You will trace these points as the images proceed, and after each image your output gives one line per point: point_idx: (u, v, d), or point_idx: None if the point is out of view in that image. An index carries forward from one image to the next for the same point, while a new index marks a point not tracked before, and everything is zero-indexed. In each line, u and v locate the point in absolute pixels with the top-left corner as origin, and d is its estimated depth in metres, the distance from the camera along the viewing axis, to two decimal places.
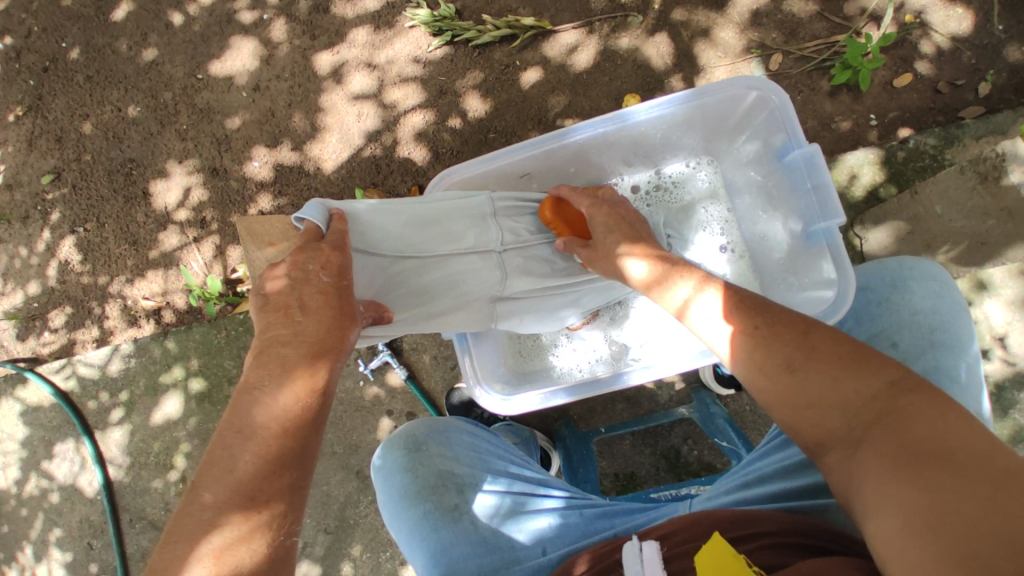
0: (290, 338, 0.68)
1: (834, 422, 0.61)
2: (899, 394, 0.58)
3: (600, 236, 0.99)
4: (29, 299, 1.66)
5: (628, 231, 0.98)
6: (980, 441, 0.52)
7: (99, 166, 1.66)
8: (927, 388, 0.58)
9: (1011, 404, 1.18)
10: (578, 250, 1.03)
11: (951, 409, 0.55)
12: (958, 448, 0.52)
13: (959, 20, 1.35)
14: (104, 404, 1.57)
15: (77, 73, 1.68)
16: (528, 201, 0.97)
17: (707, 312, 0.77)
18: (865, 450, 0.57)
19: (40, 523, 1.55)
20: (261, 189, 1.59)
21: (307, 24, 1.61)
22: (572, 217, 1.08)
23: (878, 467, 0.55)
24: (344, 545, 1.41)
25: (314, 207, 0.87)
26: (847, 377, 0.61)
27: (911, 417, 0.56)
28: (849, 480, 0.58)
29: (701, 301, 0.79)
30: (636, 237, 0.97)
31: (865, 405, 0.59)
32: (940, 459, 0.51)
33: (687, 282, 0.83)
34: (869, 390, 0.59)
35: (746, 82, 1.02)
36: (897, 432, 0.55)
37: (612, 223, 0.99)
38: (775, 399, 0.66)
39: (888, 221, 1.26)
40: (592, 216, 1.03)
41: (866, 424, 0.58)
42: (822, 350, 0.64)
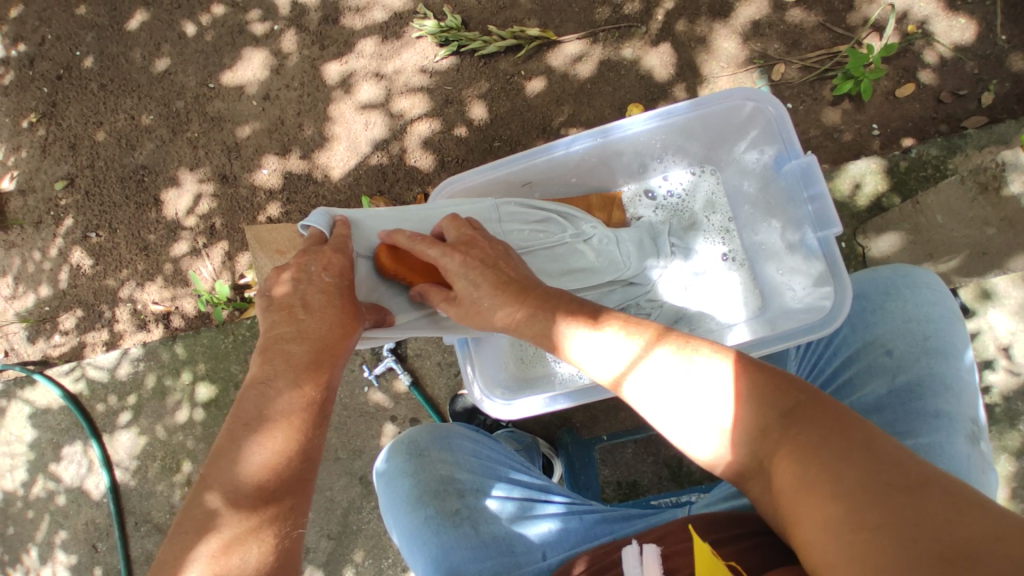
0: (295, 334, 0.69)
1: (748, 451, 0.62)
2: (794, 416, 0.60)
3: (463, 288, 0.85)
4: (41, 302, 1.69)
5: (494, 278, 0.85)
6: (874, 449, 0.54)
7: (111, 172, 1.69)
8: (820, 400, 0.60)
9: (1017, 415, 1.17)
10: (439, 303, 0.89)
11: (845, 420, 0.57)
12: (853, 460, 0.53)
13: (963, 30, 1.35)
14: (112, 407, 1.58)
15: (91, 81, 1.72)
16: (433, 250, 0.86)
17: (689, 381, 0.67)
18: (775, 478, 0.58)
19: (47, 524, 1.57)
20: (270, 197, 1.62)
21: (316, 35, 1.64)
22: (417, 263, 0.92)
23: (789, 497, 0.56)
24: (347, 550, 1.41)
25: (319, 215, 0.88)
26: (750, 405, 0.62)
27: (807, 436, 0.57)
28: (774, 506, 0.58)
29: (676, 364, 0.68)
30: (504, 284, 0.85)
31: (769, 431, 0.60)
32: (846, 475, 0.53)
33: (635, 338, 0.74)
34: (768, 416, 0.61)
35: (743, 93, 1.03)
36: (800, 452, 0.57)
37: (474, 272, 0.85)
38: (699, 444, 0.66)
39: (890, 230, 1.26)
40: (444, 267, 0.86)
41: (772, 451, 0.59)
42: (722, 382, 0.65)
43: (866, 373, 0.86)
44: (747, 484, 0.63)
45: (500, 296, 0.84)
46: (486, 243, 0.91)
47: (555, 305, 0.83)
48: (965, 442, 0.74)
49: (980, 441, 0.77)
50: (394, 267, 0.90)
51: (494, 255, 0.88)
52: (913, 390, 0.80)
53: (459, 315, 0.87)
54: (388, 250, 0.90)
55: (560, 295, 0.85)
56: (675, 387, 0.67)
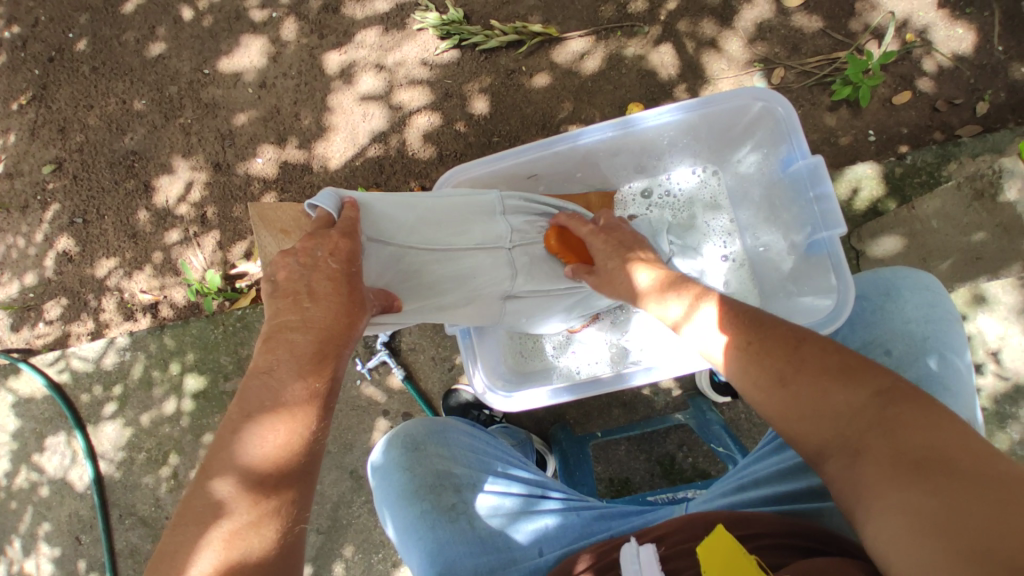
0: (299, 323, 0.68)
1: (830, 430, 0.62)
2: (890, 403, 0.59)
3: (603, 262, 0.98)
4: (25, 290, 1.65)
5: (630, 253, 0.97)
6: (974, 447, 0.53)
7: (101, 158, 1.66)
8: (921, 394, 0.59)
9: (1005, 419, 1.20)
10: (584, 277, 1.02)
11: (948, 418, 0.56)
12: (954, 456, 0.52)
13: (960, 39, 1.38)
14: (98, 397, 1.55)
15: (83, 64, 1.68)
16: (586, 228, 1.03)
17: (698, 327, 0.79)
18: (861, 458, 0.58)
19: (29, 515, 1.54)
20: (265, 187, 1.60)
21: (315, 24, 1.62)
22: (576, 243, 1.07)
23: (874, 478, 0.56)
24: (336, 545, 1.40)
25: (328, 195, 0.86)
26: (837, 388, 0.62)
27: (904, 423, 0.57)
28: (852, 485, 0.58)
29: (700, 319, 0.79)
30: (642, 258, 0.96)
31: (857, 414, 0.60)
32: (940, 469, 0.52)
33: (682, 300, 0.84)
34: (859, 399, 0.60)
35: (753, 92, 1.04)
36: (896, 440, 0.56)
37: (611, 249, 0.99)
38: (773, 411, 0.67)
39: (885, 234, 1.28)
40: (592, 244, 1.01)
41: (861, 433, 0.59)
42: (812, 359, 0.65)
43: None
44: (823, 462, 0.63)
45: (631, 265, 0.94)
46: (628, 228, 1.03)
47: (629, 255, 0.96)
48: None
49: None
50: (562, 250, 1.05)
51: (630, 236, 1.01)
52: None
53: (596, 283, 0.99)
54: (557, 234, 1.05)
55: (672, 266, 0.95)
56: (699, 338, 0.78)
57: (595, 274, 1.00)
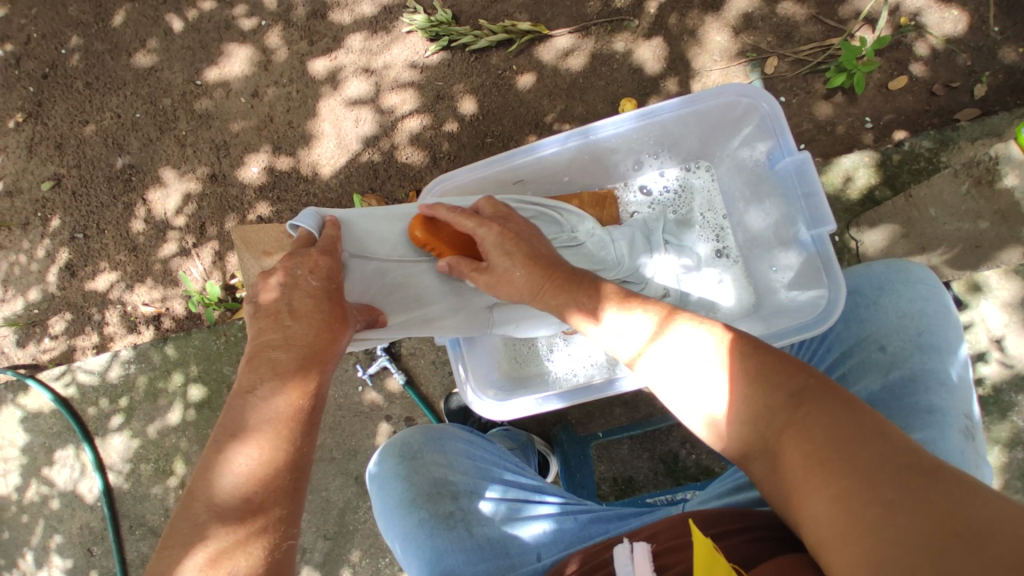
0: (282, 341, 0.68)
1: (750, 436, 0.59)
2: (800, 397, 0.57)
3: (497, 259, 0.88)
4: (30, 306, 1.66)
5: (528, 250, 0.88)
6: (878, 438, 0.51)
7: (98, 172, 1.67)
8: (824, 385, 0.57)
9: (1008, 407, 1.18)
10: (470, 274, 0.91)
11: (849, 406, 0.54)
12: (868, 450, 0.51)
13: (954, 22, 1.35)
14: (104, 410, 1.57)
15: (77, 80, 1.69)
16: (470, 222, 0.91)
17: (678, 356, 0.66)
18: (781, 461, 0.56)
19: (42, 528, 1.56)
20: (259, 195, 1.60)
21: (304, 30, 1.61)
22: (451, 235, 0.96)
23: (796, 484, 0.54)
24: (344, 550, 1.41)
25: (309, 215, 0.86)
26: (755, 387, 0.59)
27: (815, 418, 0.55)
28: (782, 488, 0.55)
29: (674, 345, 0.67)
30: (534, 257, 0.87)
31: (773, 412, 0.57)
32: (855, 467, 0.50)
33: (647, 316, 0.72)
34: (776, 397, 0.58)
35: (737, 88, 1.02)
36: (806, 441, 0.54)
37: (506, 241, 0.89)
38: (712, 428, 0.63)
39: (884, 223, 1.26)
40: (480, 238, 0.90)
41: (778, 433, 0.56)
42: (724, 365, 0.62)
43: (861, 369, 0.86)
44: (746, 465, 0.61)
45: (527, 264, 0.86)
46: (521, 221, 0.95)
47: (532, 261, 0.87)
48: (958, 437, 0.75)
49: (974, 436, 0.77)
50: (428, 241, 0.94)
51: (524, 229, 0.92)
52: (906, 384, 0.80)
53: (487, 283, 0.89)
54: (423, 224, 0.94)
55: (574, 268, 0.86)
56: (682, 368, 0.66)
57: (486, 272, 0.89)
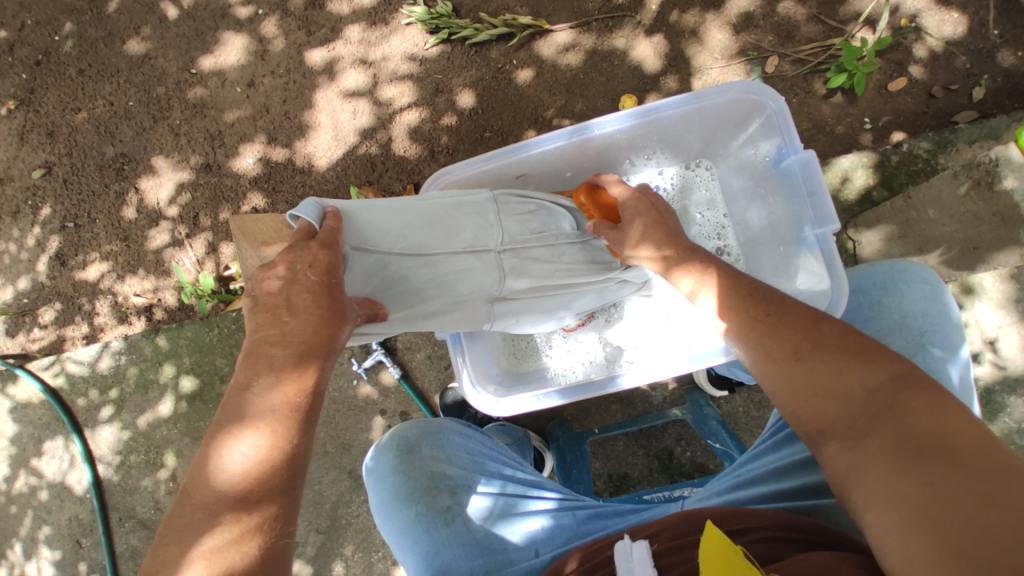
0: (278, 337, 0.67)
1: (838, 413, 0.61)
2: (902, 388, 0.58)
3: (632, 227, 0.98)
4: (19, 295, 1.64)
5: (662, 231, 0.95)
6: (980, 436, 0.52)
7: (90, 160, 1.64)
8: (930, 384, 0.58)
9: (1000, 408, 1.19)
10: (606, 232, 1.03)
11: (956, 406, 0.56)
12: (964, 443, 0.52)
13: (954, 24, 1.35)
14: (94, 402, 1.55)
15: (70, 66, 1.66)
16: (621, 191, 1.04)
17: (701, 318, 0.83)
18: (865, 440, 0.57)
19: (29, 520, 1.54)
20: (254, 186, 1.58)
21: (302, 20, 1.59)
22: (607, 203, 1.11)
23: (874, 460, 0.55)
24: (336, 545, 1.40)
25: (310, 206, 0.85)
26: (853, 368, 0.62)
27: (914, 410, 0.56)
28: (855, 463, 0.57)
29: (700, 306, 0.84)
30: (670, 235, 0.94)
31: (869, 397, 0.60)
32: (943, 453, 0.51)
33: (687, 282, 0.88)
34: (873, 381, 0.60)
35: (744, 86, 1.02)
36: (902, 428, 0.55)
37: (640, 208, 0.99)
38: (784, 392, 0.67)
39: (881, 224, 1.27)
40: (625, 206, 1.01)
41: (869, 415, 0.59)
42: (820, 343, 0.65)
43: None
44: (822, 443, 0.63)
45: (658, 238, 0.94)
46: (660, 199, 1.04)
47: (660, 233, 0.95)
48: None
49: None
50: (591, 208, 1.10)
51: (660, 207, 0.99)
52: None
53: (620, 241, 1.00)
54: (587, 193, 1.12)
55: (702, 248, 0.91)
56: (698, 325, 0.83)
57: (620, 233, 1.00)
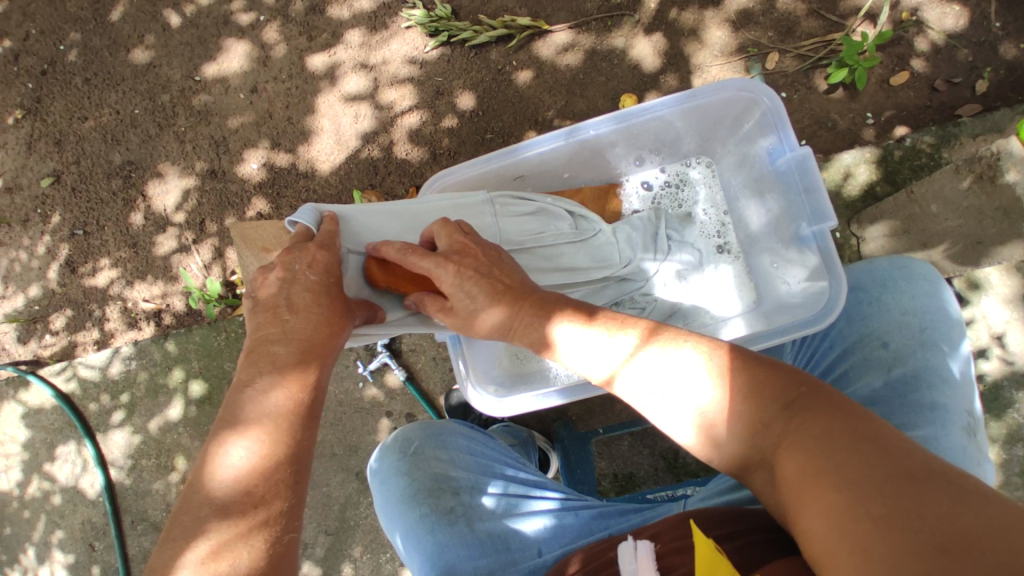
0: (280, 336, 0.68)
1: (757, 453, 0.62)
2: (798, 409, 0.60)
3: (459, 300, 0.80)
4: (31, 302, 1.67)
5: (489, 287, 0.79)
6: (872, 439, 0.55)
7: (97, 169, 1.66)
8: (821, 396, 0.60)
9: (1008, 403, 1.18)
10: (436, 315, 0.83)
11: (848, 415, 0.58)
12: (860, 453, 0.54)
13: (956, 16, 1.34)
14: (105, 406, 1.57)
15: (76, 76, 1.68)
16: (423, 261, 0.80)
17: (672, 373, 0.68)
18: (782, 472, 0.59)
19: (44, 523, 1.57)
20: (258, 191, 1.60)
21: (302, 26, 1.61)
22: (408, 274, 0.87)
23: (795, 493, 0.56)
24: (345, 545, 1.42)
25: (308, 211, 0.86)
26: (753, 402, 0.63)
27: (813, 429, 0.58)
28: (780, 498, 0.59)
29: (659, 361, 0.69)
30: (500, 291, 0.80)
31: (773, 426, 0.61)
32: (843, 471, 0.53)
33: (629, 333, 0.73)
34: (772, 412, 0.61)
35: (739, 84, 1.02)
36: (805, 452, 0.57)
37: (467, 285, 0.79)
38: (709, 445, 0.66)
39: (884, 219, 1.26)
40: (438, 278, 0.80)
41: (778, 445, 0.60)
42: (729, 385, 0.65)
43: (862, 367, 0.86)
44: (753, 479, 0.64)
45: (494, 304, 0.79)
46: (480, 249, 0.83)
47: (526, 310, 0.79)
48: (958, 434, 0.75)
49: (976, 433, 0.77)
50: (391, 281, 0.88)
51: (488, 263, 0.81)
52: (908, 382, 0.80)
53: (454, 322, 0.82)
54: (379, 265, 0.87)
55: (550, 299, 0.80)
56: (660, 382, 0.68)
57: (449, 312, 0.82)
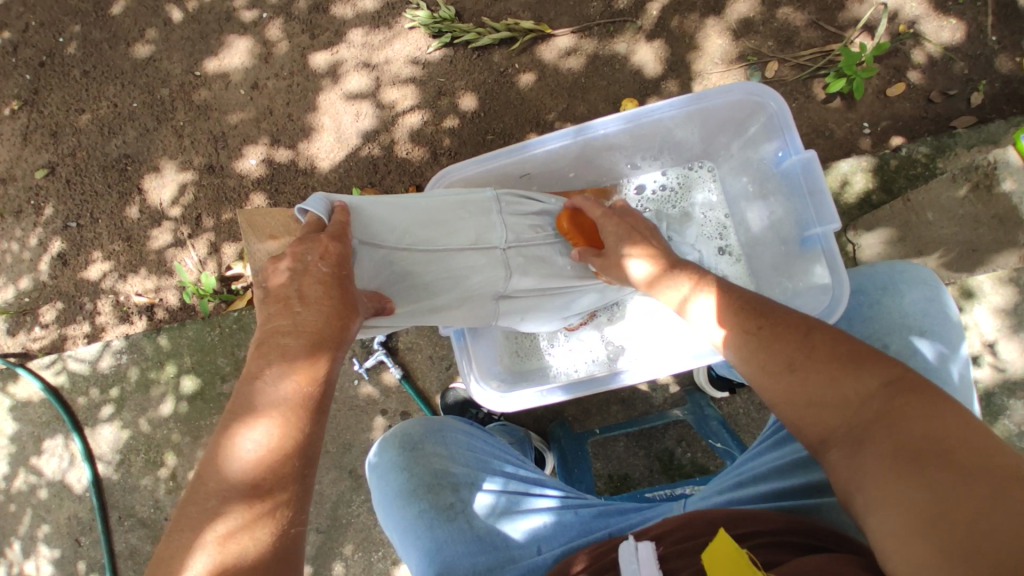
0: (291, 327, 0.68)
1: (836, 423, 0.63)
2: (897, 392, 0.60)
3: (612, 243, 1.03)
4: (21, 294, 1.64)
5: (638, 235, 1.01)
6: (976, 434, 0.54)
7: (93, 161, 1.65)
8: (926, 386, 0.60)
9: (1000, 410, 1.20)
10: (591, 259, 1.05)
11: (952, 408, 0.57)
12: (959, 444, 0.53)
13: (952, 30, 1.37)
14: (94, 401, 1.55)
15: (74, 67, 1.67)
16: (597, 210, 1.06)
17: (698, 316, 0.86)
18: (864, 447, 0.59)
19: (28, 519, 1.54)
20: (257, 187, 1.59)
21: (306, 23, 1.61)
22: (587, 224, 1.10)
23: (876, 467, 0.57)
24: (336, 545, 1.40)
25: (318, 201, 0.86)
26: (846, 375, 0.64)
27: (910, 413, 0.58)
28: (854, 471, 0.59)
29: (698, 305, 0.87)
30: (641, 238, 1.01)
31: (864, 403, 0.62)
32: (937, 455, 0.53)
33: (681, 286, 0.91)
34: (868, 388, 0.62)
35: (746, 87, 1.03)
36: (898, 431, 0.57)
37: (622, 232, 1.02)
38: (781, 397, 0.69)
39: (880, 227, 1.28)
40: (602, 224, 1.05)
41: (867, 423, 0.60)
42: (818, 351, 0.67)
43: None
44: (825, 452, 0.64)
45: (636, 246, 1.00)
46: (642, 215, 1.07)
47: (636, 239, 1.01)
48: None
49: None
50: (571, 233, 1.08)
51: (641, 222, 1.04)
52: None
53: (603, 265, 1.04)
54: (568, 217, 1.09)
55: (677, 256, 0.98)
56: (702, 323, 0.85)
57: (602, 256, 1.04)
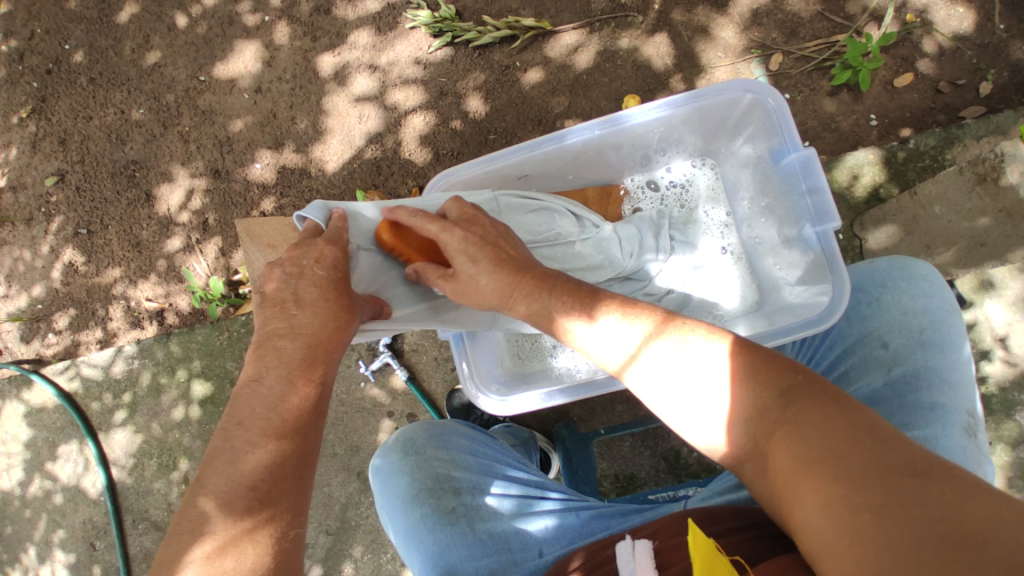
0: (287, 330, 0.68)
1: (744, 439, 0.63)
2: (792, 400, 0.62)
3: (462, 266, 0.83)
4: (34, 301, 1.67)
5: (494, 254, 0.84)
6: (868, 432, 0.57)
7: (101, 167, 1.67)
8: (813, 387, 0.62)
9: (1014, 406, 1.18)
10: (436, 281, 0.86)
11: (838, 406, 0.60)
12: (857, 447, 0.56)
13: (961, 19, 1.34)
14: (107, 405, 1.58)
15: (81, 75, 1.69)
16: (432, 225, 0.85)
17: (689, 367, 0.67)
18: (775, 463, 0.60)
19: (45, 523, 1.57)
20: (264, 191, 1.60)
21: (308, 26, 1.61)
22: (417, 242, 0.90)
23: (791, 483, 0.58)
24: (346, 546, 1.41)
25: (317, 207, 0.86)
26: (747, 391, 0.64)
27: (809, 419, 0.60)
28: (770, 485, 0.61)
29: (675, 345, 0.69)
30: (501, 259, 0.83)
31: (766, 415, 0.62)
32: (843, 465, 0.56)
33: (644, 322, 0.73)
34: (767, 400, 0.62)
35: (744, 84, 1.01)
36: (799, 441, 0.59)
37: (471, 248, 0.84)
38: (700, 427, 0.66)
39: (888, 222, 1.26)
40: (444, 242, 0.85)
41: (769, 437, 0.61)
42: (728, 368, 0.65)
43: (863, 366, 0.87)
44: (740, 467, 0.65)
45: (495, 269, 0.82)
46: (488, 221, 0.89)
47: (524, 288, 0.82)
48: (960, 434, 0.75)
49: (976, 433, 0.76)
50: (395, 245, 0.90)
51: (494, 232, 0.86)
52: (909, 381, 0.80)
53: (453, 290, 0.86)
54: (390, 229, 0.90)
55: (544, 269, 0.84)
56: (678, 377, 0.68)
57: (450, 279, 0.85)
